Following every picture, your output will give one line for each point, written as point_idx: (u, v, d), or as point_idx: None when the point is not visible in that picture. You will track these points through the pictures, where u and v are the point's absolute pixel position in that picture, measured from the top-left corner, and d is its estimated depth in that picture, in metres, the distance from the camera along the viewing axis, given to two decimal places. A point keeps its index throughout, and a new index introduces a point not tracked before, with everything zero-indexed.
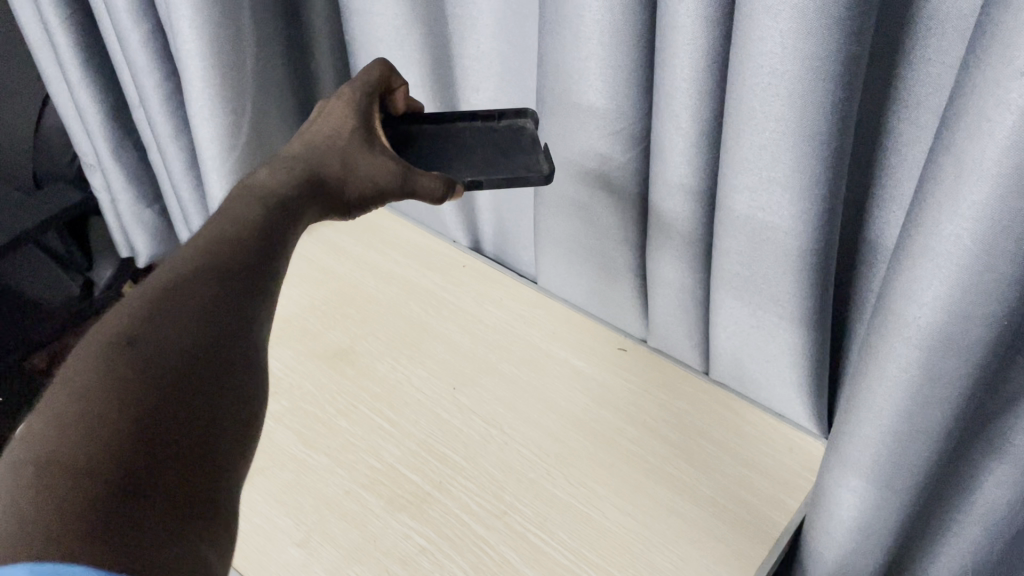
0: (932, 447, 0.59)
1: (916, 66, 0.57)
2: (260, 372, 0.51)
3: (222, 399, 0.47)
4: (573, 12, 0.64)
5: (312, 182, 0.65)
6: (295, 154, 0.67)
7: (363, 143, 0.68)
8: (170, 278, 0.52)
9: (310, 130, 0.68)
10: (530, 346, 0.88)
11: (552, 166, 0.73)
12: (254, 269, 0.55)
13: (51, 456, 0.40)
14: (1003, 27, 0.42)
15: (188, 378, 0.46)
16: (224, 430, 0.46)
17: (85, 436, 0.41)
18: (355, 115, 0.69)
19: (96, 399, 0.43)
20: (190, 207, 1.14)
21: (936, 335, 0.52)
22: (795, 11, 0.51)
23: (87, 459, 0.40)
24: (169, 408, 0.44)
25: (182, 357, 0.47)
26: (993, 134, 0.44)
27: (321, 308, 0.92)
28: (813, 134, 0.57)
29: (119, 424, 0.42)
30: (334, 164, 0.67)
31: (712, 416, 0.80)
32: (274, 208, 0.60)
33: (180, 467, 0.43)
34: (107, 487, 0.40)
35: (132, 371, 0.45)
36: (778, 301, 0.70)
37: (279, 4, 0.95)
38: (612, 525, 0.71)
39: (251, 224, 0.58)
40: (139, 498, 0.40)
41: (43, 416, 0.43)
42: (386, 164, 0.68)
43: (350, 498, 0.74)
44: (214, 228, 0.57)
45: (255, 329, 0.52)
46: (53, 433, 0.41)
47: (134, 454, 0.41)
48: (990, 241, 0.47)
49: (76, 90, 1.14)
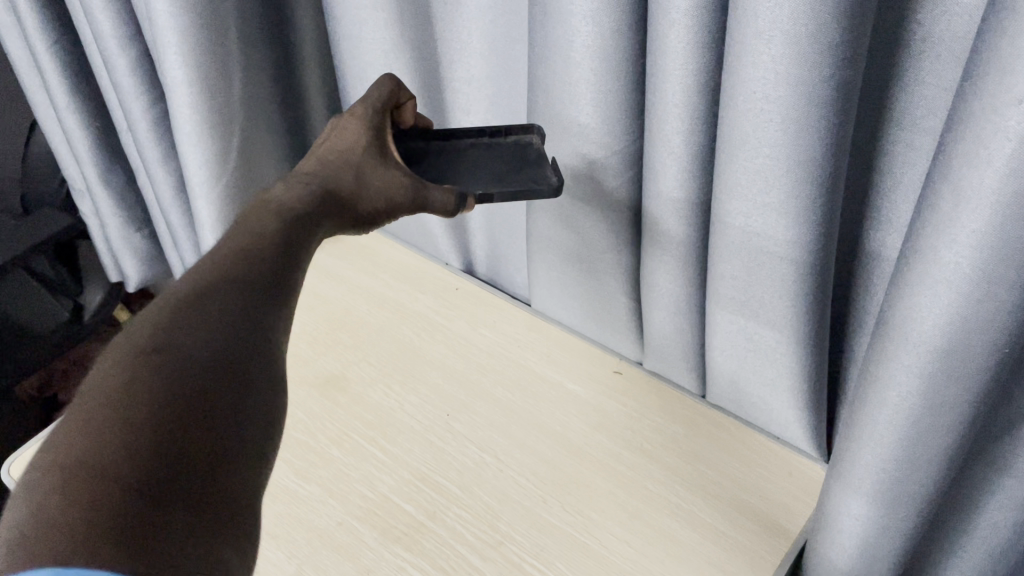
0: (934, 474, 0.58)
1: (910, 89, 0.57)
2: (272, 396, 0.50)
3: (243, 410, 0.47)
4: (564, 38, 0.63)
5: (327, 198, 0.65)
6: (311, 171, 0.67)
7: (377, 158, 0.69)
8: (181, 294, 0.52)
9: (323, 147, 0.69)
10: (525, 371, 0.86)
11: (560, 178, 0.72)
12: (263, 292, 0.54)
13: (74, 462, 0.41)
14: (1001, 51, 0.41)
15: (209, 384, 0.47)
16: (246, 440, 0.46)
17: (108, 441, 0.42)
18: (369, 128, 0.69)
19: (116, 407, 0.44)
20: (179, 232, 1.13)
21: (937, 360, 0.51)
22: (786, 38, 0.51)
23: (108, 463, 0.41)
24: (191, 414, 0.45)
25: (203, 365, 0.48)
26: (991, 161, 0.43)
27: (312, 333, 0.91)
28: (809, 159, 0.56)
29: (142, 430, 0.43)
30: (348, 179, 0.67)
31: (711, 441, 0.79)
32: (289, 227, 0.60)
33: (202, 473, 0.43)
34: (127, 490, 0.40)
35: (153, 377, 0.46)
36: (775, 325, 0.69)
37: (266, 29, 0.94)
38: (611, 556, 0.69)
39: (267, 241, 0.58)
40: (158, 501, 0.41)
41: (67, 422, 0.44)
42: (401, 178, 0.68)
43: (343, 529, 0.72)
44: (218, 252, 0.57)
45: (270, 356, 0.52)
46: (77, 439, 0.42)
47: (158, 459, 0.42)
48: (989, 268, 0.46)
49: (63, 116, 1.13)
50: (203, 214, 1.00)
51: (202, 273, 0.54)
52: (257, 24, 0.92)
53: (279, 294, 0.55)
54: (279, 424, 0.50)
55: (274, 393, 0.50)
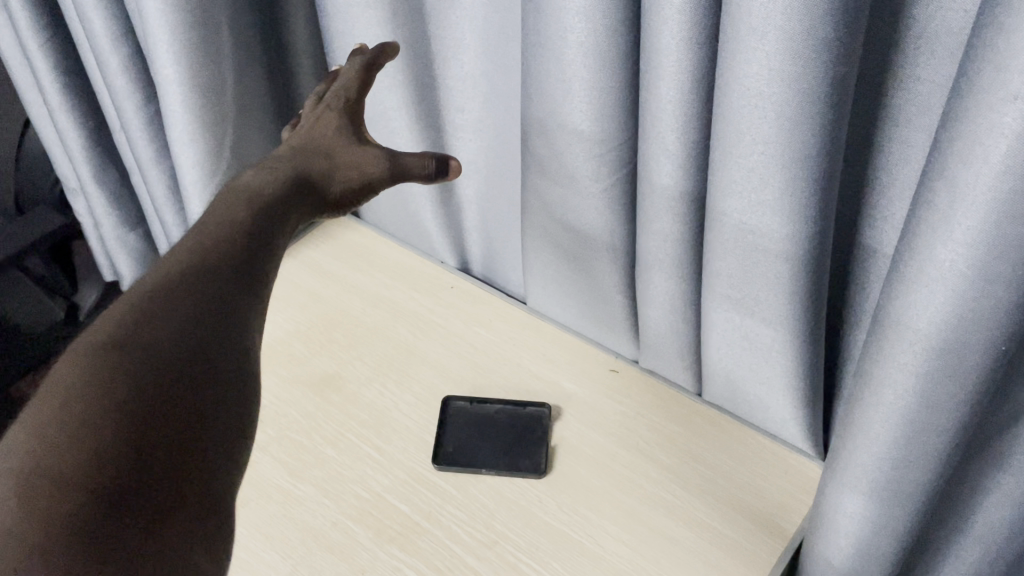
0: (930, 472, 0.58)
1: (905, 85, 0.56)
2: (247, 399, 0.50)
3: (213, 411, 0.47)
4: (558, 34, 0.63)
5: (299, 181, 0.66)
6: (282, 156, 0.68)
7: (349, 138, 0.70)
8: (149, 287, 0.52)
9: (295, 136, 0.70)
10: (519, 369, 0.86)
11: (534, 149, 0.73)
12: (239, 285, 0.54)
13: (36, 464, 0.41)
14: (997, 47, 0.41)
15: (176, 384, 0.47)
16: (215, 440, 0.46)
17: (69, 445, 0.42)
18: (340, 112, 0.70)
19: (79, 407, 0.43)
20: (174, 231, 1.12)
21: (934, 356, 0.51)
22: (781, 33, 0.50)
23: (71, 465, 0.41)
24: (158, 415, 0.45)
25: (171, 364, 0.47)
26: (988, 158, 0.43)
27: (306, 332, 0.90)
28: (803, 156, 0.56)
29: (105, 431, 0.43)
30: (319, 160, 0.68)
31: (707, 438, 0.78)
32: (261, 209, 0.61)
33: (167, 476, 0.43)
34: (91, 494, 0.40)
35: (118, 376, 0.45)
36: (770, 322, 0.68)
37: (259, 27, 0.94)
38: (607, 556, 0.69)
39: (236, 223, 0.59)
40: (123, 504, 0.41)
41: (27, 420, 0.43)
42: (373, 153, 0.69)
43: (337, 530, 0.72)
44: (193, 240, 0.56)
45: (252, 358, 0.52)
46: (36, 441, 0.42)
47: (122, 462, 0.42)
48: (985, 265, 0.46)
49: (56, 116, 1.12)
50: (197, 213, 1.00)
51: (173, 263, 0.54)
52: (250, 22, 0.92)
53: (255, 286, 0.55)
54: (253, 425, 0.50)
55: (248, 394, 0.50)
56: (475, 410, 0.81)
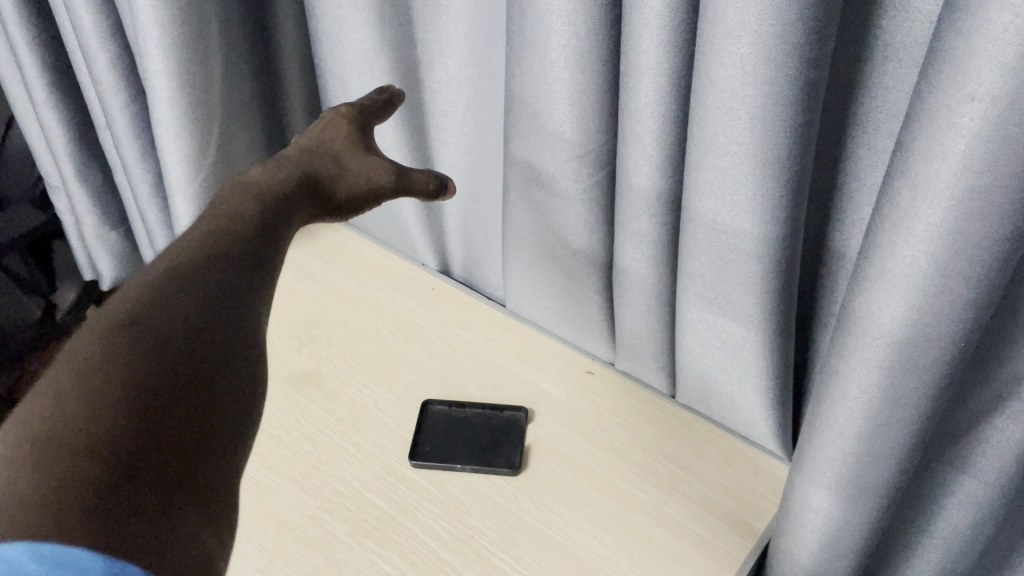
0: (894, 467, 0.59)
1: (873, 94, 0.59)
2: (251, 378, 0.51)
3: (221, 391, 0.49)
4: (541, 37, 0.65)
5: (305, 180, 0.67)
6: (290, 156, 0.69)
7: (359, 145, 0.71)
8: (158, 273, 0.53)
9: (303, 136, 0.72)
10: (498, 369, 0.87)
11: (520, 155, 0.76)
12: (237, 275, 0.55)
13: (50, 433, 0.42)
14: (954, 51, 0.43)
15: (184, 363, 0.48)
16: (222, 420, 0.48)
17: (82, 416, 0.43)
18: (351, 123, 0.72)
19: (92, 381, 0.45)
20: (156, 229, 1.13)
21: (900, 348, 0.53)
22: (755, 38, 0.52)
23: (83, 436, 0.42)
24: (167, 391, 0.46)
25: (180, 345, 0.49)
26: (946, 157, 0.45)
27: (286, 330, 0.91)
28: (775, 157, 0.58)
29: (117, 404, 0.44)
30: (325, 164, 0.70)
31: (681, 441, 0.79)
32: (268, 206, 0.62)
33: (175, 451, 0.44)
34: (102, 464, 0.41)
35: (130, 353, 0.47)
36: (742, 321, 0.70)
37: (249, 29, 0.95)
38: (580, 551, 0.70)
39: (243, 223, 0.59)
40: (134, 475, 0.42)
41: (43, 392, 0.45)
42: (379, 163, 0.71)
43: (314, 522, 0.73)
44: (191, 235, 0.57)
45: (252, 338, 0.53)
46: (50, 412, 0.43)
47: (133, 435, 0.43)
48: (944, 261, 0.48)
49: (42, 113, 1.13)
50: (180, 211, 1.01)
51: (175, 254, 0.55)
52: (238, 24, 0.93)
53: (251, 272, 0.56)
54: (259, 407, 0.51)
55: (254, 376, 0.51)
56: (454, 414, 0.82)
